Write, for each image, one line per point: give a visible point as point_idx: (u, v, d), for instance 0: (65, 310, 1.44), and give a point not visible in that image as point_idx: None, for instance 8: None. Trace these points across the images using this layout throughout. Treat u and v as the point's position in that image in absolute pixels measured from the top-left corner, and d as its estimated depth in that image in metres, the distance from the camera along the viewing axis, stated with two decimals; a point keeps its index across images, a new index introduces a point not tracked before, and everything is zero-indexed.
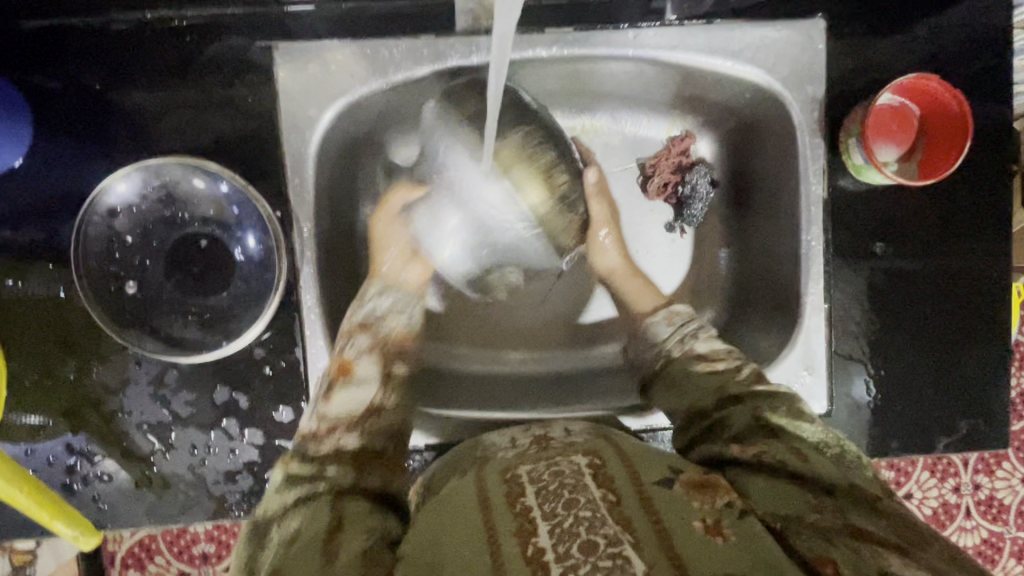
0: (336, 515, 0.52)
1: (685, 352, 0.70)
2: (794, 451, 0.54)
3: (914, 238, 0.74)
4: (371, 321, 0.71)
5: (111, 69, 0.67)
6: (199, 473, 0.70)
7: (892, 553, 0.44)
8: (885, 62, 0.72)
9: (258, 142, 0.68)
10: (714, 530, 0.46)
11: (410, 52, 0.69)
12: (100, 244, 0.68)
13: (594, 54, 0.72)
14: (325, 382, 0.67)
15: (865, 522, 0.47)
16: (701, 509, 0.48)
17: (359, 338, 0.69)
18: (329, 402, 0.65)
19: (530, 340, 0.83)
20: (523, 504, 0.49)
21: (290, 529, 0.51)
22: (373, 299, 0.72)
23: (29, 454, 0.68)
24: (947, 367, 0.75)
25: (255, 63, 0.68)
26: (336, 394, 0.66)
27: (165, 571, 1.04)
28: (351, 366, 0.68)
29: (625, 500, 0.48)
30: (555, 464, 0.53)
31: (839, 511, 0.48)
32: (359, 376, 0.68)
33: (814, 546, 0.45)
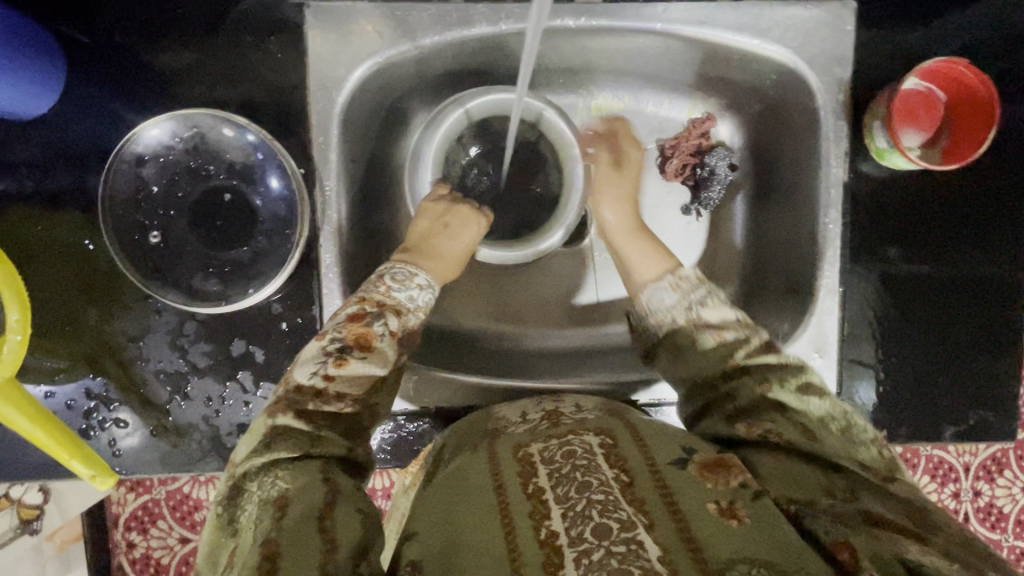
0: (331, 485, 0.49)
1: (692, 319, 0.66)
2: (801, 429, 0.54)
3: (932, 227, 0.74)
4: (403, 307, 0.63)
5: (145, 21, 0.68)
6: (213, 424, 0.71)
7: (910, 539, 0.43)
8: (914, 48, 0.72)
9: (285, 100, 0.69)
10: (728, 513, 0.46)
11: (439, 17, 0.69)
12: (128, 191, 0.69)
13: (622, 27, 0.72)
14: (338, 344, 0.59)
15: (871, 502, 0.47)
16: (714, 491, 0.48)
17: (391, 320, 0.62)
18: (341, 369, 0.58)
19: (541, 316, 0.85)
20: (535, 485, 0.50)
21: (278, 493, 0.48)
22: (417, 289, 0.65)
23: (49, 396, 0.69)
24: (959, 358, 0.75)
25: (285, 21, 0.68)
26: (349, 362, 0.58)
27: (168, 535, 1.06)
28: (372, 339, 0.60)
29: (639, 480, 0.48)
30: (567, 445, 0.54)
31: (851, 494, 0.48)
32: (379, 353, 0.60)
33: (830, 530, 0.45)
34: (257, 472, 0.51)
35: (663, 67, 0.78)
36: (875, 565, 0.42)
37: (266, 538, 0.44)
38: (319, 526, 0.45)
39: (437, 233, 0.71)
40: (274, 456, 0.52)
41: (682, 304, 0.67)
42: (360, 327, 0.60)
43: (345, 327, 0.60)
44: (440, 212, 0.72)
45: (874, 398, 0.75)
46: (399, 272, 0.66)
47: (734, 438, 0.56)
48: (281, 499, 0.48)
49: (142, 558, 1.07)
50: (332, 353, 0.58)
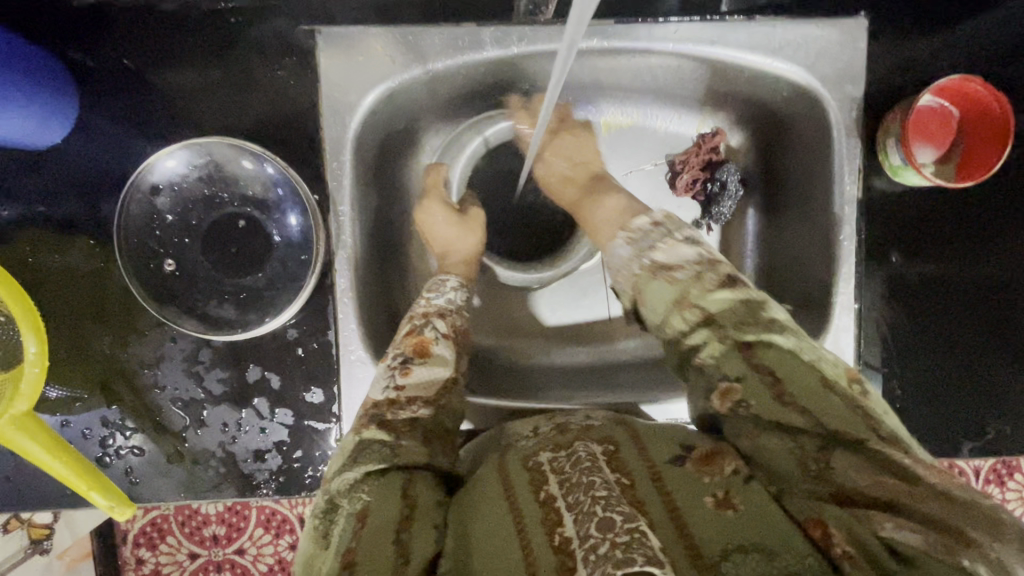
0: (409, 501, 0.50)
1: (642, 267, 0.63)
2: (777, 391, 0.51)
3: (947, 240, 0.74)
4: (445, 308, 0.66)
5: (157, 48, 0.68)
6: (229, 451, 0.71)
7: (884, 514, 0.42)
8: (925, 63, 0.72)
9: (298, 126, 0.69)
10: (724, 502, 0.47)
11: (451, 41, 0.69)
12: (141, 221, 0.68)
13: (633, 47, 0.72)
14: (399, 359, 0.62)
15: (849, 470, 0.45)
16: (711, 484, 0.48)
17: (437, 321, 0.65)
18: (408, 377, 0.60)
19: (568, 332, 0.85)
20: (546, 494, 0.50)
21: (362, 506, 0.49)
22: (451, 292, 0.68)
23: (65, 426, 0.69)
24: (975, 371, 0.75)
25: (298, 47, 0.68)
26: (414, 370, 0.61)
27: (177, 551, 1.06)
28: (428, 346, 0.63)
29: (640, 482, 0.49)
30: (574, 453, 0.54)
31: (823, 452, 0.47)
32: (437, 355, 0.62)
33: (807, 509, 0.45)
34: (347, 489, 0.52)
35: (673, 84, 0.78)
36: (850, 544, 0.42)
37: (347, 548, 0.46)
38: (396, 539, 0.47)
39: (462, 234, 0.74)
40: (361, 468, 0.52)
41: (635, 255, 0.64)
42: (412, 340, 0.63)
43: (404, 342, 0.63)
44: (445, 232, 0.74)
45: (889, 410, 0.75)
46: (432, 283, 0.70)
47: (714, 414, 0.54)
48: (363, 511, 0.49)
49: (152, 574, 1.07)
50: (396, 366, 0.61)
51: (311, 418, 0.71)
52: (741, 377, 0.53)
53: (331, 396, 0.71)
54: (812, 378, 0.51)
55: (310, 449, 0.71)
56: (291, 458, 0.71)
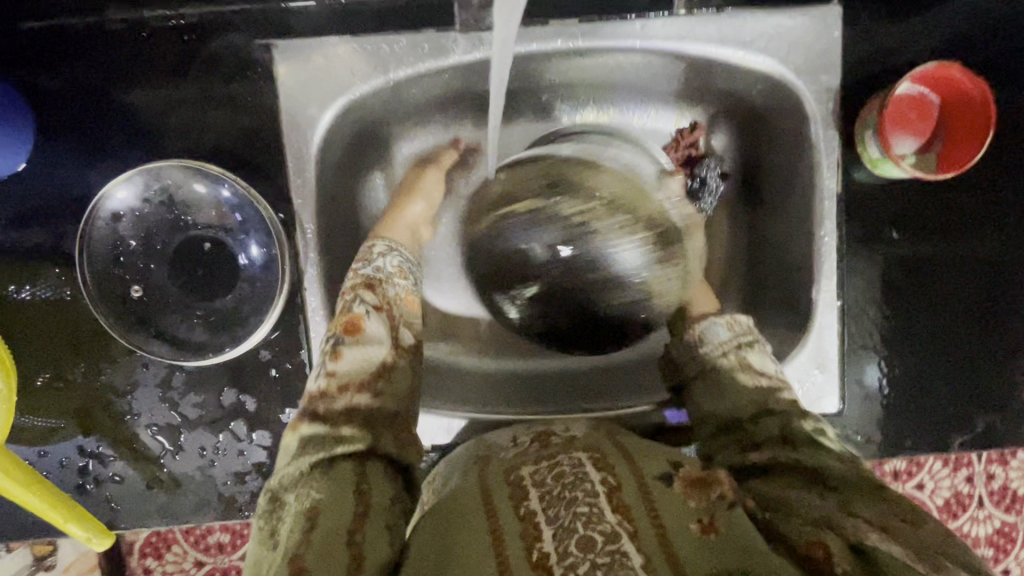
0: (363, 501, 0.50)
1: (737, 359, 0.66)
2: (803, 450, 0.55)
3: (931, 231, 0.72)
4: (374, 278, 0.65)
5: (111, 70, 0.66)
6: (209, 474, 0.70)
7: (874, 531, 0.45)
8: (905, 48, 0.69)
9: (258, 143, 0.68)
10: (708, 528, 0.46)
11: (411, 48, 0.67)
12: (104, 247, 0.67)
13: (600, 47, 0.70)
14: (330, 341, 0.61)
15: (859, 509, 0.47)
16: (697, 509, 0.48)
17: (366, 296, 0.64)
18: (339, 360, 0.59)
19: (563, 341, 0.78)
20: (527, 507, 0.48)
21: (311, 504, 0.49)
22: (383, 258, 0.67)
23: (42, 456, 0.69)
24: (963, 364, 0.73)
25: (254, 62, 0.67)
26: (344, 352, 0.60)
27: (183, 559, 1.04)
28: (359, 323, 0.62)
29: (625, 490, 0.48)
30: (556, 463, 0.53)
31: (841, 498, 0.49)
32: (369, 334, 0.62)
33: (805, 533, 0.46)
34: (293, 484, 0.51)
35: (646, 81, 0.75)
36: (847, 562, 0.43)
37: (293, 554, 0.45)
38: (347, 542, 0.46)
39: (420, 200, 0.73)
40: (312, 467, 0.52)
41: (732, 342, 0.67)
42: (340, 323, 0.61)
43: (334, 320, 0.62)
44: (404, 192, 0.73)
45: (877, 408, 0.73)
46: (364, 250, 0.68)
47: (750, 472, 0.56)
48: (313, 509, 0.48)
49: None
50: (327, 349, 0.60)
51: None
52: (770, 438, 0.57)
53: None
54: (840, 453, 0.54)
55: None
56: (271, 479, 0.71)
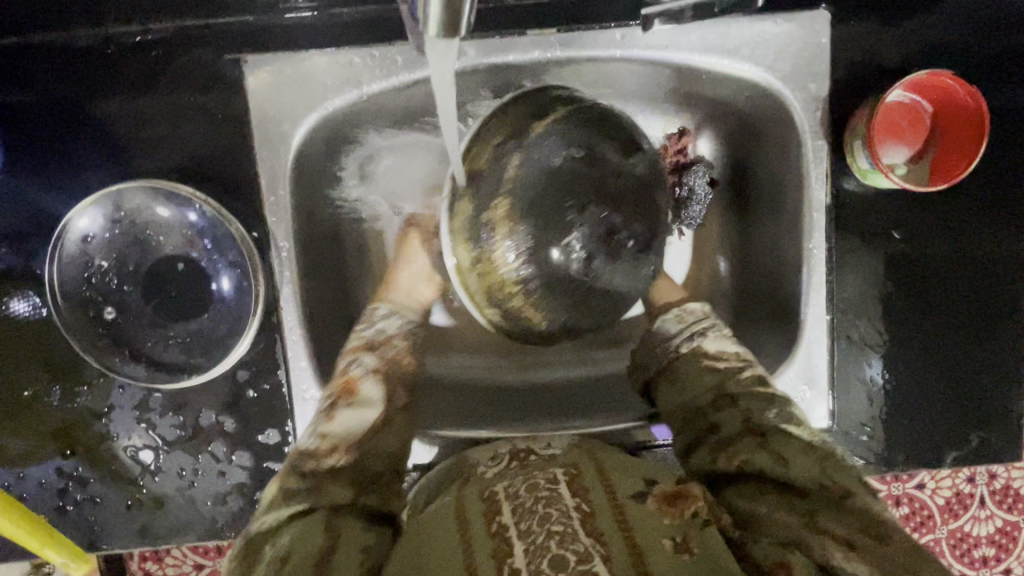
0: (332, 534, 0.48)
1: (693, 348, 0.67)
2: (773, 455, 0.53)
3: (924, 242, 0.70)
4: (375, 342, 0.67)
5: (80, 86, 0.65)
6: (189, 495, 0.69)
7: (838, 548, 0.45)
8: (896, 53, 0.67)
9: (230, 160, 0.66)
10: (681, 546, 0.46)
11: (384, 61, 0.65)
12: (75, 268, 0.66)
13: (580, 57, 0.67)
14: (328, 403, 0.61)
15: (829, 525, 0.47)
16: (671, 525, 0.48)
17: (364, 358, 0.65)
18: (331, 422, 0.59)
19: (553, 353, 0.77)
20: (499, 523, 0.49)
21: (283, 548, 0.47)
22: (384, 322, 0.68)
23: (20, 479, 0.68)
24: (957, 377, 0.71)
25: (223, 77, 0.65)
26: (337, 413, 0.60)
27: (183, 563, 0.98)
28: (355, 385, 0.62)
29: (599, 513, 0.49)
30: (532, 478, 0.54)
31: (808, 512, 0.48)
32: (362, 395, 0.62)
33: (768, 553, 0.46)
34: (266, 534, 0.49)
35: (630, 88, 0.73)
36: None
37: None
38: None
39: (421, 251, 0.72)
40: (285, 512, 0.51)
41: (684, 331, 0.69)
42: (340, 381, 0.63)
43: (335, 382, 0.63)
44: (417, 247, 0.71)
45: (871, 422, 0.71)
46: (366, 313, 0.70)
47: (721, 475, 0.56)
48: (284, 552, 0.46)
49: None
50: (323, 408, 0.61)
51: (270, 459, 0.69)
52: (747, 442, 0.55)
53: (288, 436, 0.69)
54: (814, 456, 0.53)
55: None
56: (252, 500, 0.69)
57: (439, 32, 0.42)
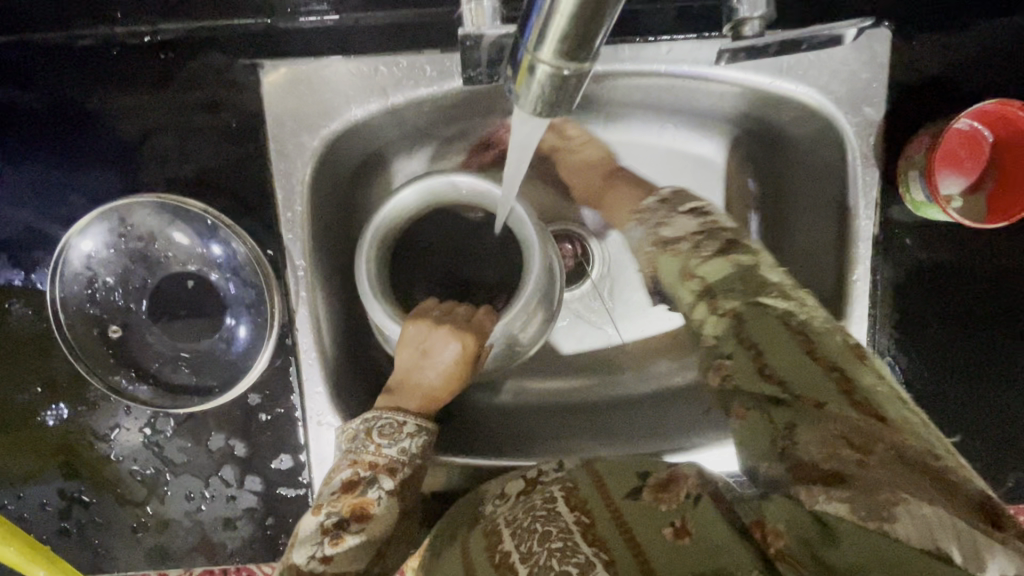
0: None
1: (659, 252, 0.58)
2: (755, 357, 0.44)
3: (972, 274, 0.67)
4: (397, 461, 0.54)
5: (85, 89, 0.60)
6: (197, 519, 0.66)
7: (817, 482, 0.38)
8: (956, 77, 0.63)
9: (244, 172, 0.62)
10: (680, 531, 0.43)
11: (411, 70, 0.61)
12: (80, 284, 0.63)
13: (620, 70, 0.63)
14: (332, 520, 0.50)
15: (805, 447, 0.39)
16: (666, 513, 0.44)
17: (383, 479, 0.52)
18: (336, 548, 0.49)
19: (579, 365, 0.75)
20: (501, 551, 0.46)
21: None
22: (409, 439, 0.55)
23: (21, 500, 0.65)
24: (1001, 414, 0.68)
25: (238, 84, 0.61)
26: (345, 540, 0.49)
27: None
28: (370, 507, 0.51)
29: (599, 521, 0.45)
30: (530, 501, 0.50)
31: (789, 426, 0.41)
32: (375, 526, 0.50)
33: (751, 510, 0.41)
34: None
35: (669, 102, 0.68)
36: (785, 536, 0.38)
37: None
38: None
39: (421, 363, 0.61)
40: None
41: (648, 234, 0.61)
42: (350, 497, 0.51)
43: (340, 498, 0.51)
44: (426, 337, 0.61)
45: None
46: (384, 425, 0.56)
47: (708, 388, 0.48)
48: None
49: None
50: (328, 530, 0.50)
51: (282, 485, 0.66)
52: (724, 345, 0.47)
53: (301, 461, 0.66)
54: (791, 344, 0.44)
55: (282, 516, 0.66)
56: (263, 526, 0.66)
57: (542, 111, 0.36)
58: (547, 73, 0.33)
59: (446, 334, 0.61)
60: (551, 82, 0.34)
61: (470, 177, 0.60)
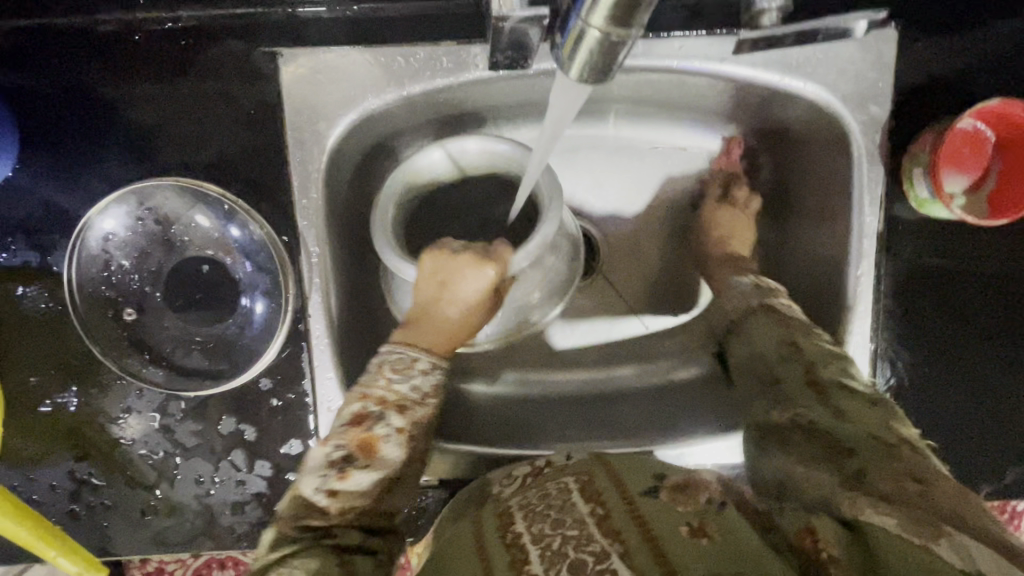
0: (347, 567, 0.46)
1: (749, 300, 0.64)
2: (832, 410, 0.51)
3: (973, 271, 0.68)
4: (408, 399, 0.54)
5: (107, 74, 0.61)
6: (205, 503, 0.66)
7: (867, 500, 0.43)
8: (960, 79, 0.64)
9: (261, 160, 0.63)
10: (698, 531, 0.44)
11: (429, 61, 0.62)
12: (95, 266, 0.64)
13: (632, 65, 0.64)
14: (339, 452, 0.51)
15: (875, 482, 0.44)
16: (685, 513, 0.46)
17: (392, 415, 0.53)
18: (345, 480, 0.50)
19: (585, 357, 0.77)
20: (513, 531, 0.47)
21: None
22: (420, 378, 0.55)
23: (31, 481, 0.66)
24: (999, 411, 0.69)
25: (257, 72, 0.61)
26: (352, 472, 0.50)
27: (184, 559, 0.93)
28: (376, 443, 0.52)
29: (614, 512, 0.46)
30: (544, 489, 0.52)
31: (860, 468, 0.45)
32: (381, 459, 0.52)
33: (796, 521, 0.44)
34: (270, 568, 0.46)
35: (679, 100, 0.70)
36: (836, 546, 0.40)
37: None
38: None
39: (438, 296, 0.57)
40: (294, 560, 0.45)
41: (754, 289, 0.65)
42: (356, 433, 0.51)
43: (348, 431, 0.52)
44: (442, 265, 0.56)
45: None
46: (401, 358, 0.55)
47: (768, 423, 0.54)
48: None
49: (156, 571, 0.93)
50: (336, 463, 0.51)
51: (291, 470, 0.66)
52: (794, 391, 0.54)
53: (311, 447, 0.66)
54: (873, 417, 0.50)
55: None
56: (271, 511, 0.67)
57: (588, 77, 0.39)
58: (597, 37, 0.36)
59: (469, 262, 0.56)
60: (600, 47, 0.36)
61: (480, 139, 0.61)
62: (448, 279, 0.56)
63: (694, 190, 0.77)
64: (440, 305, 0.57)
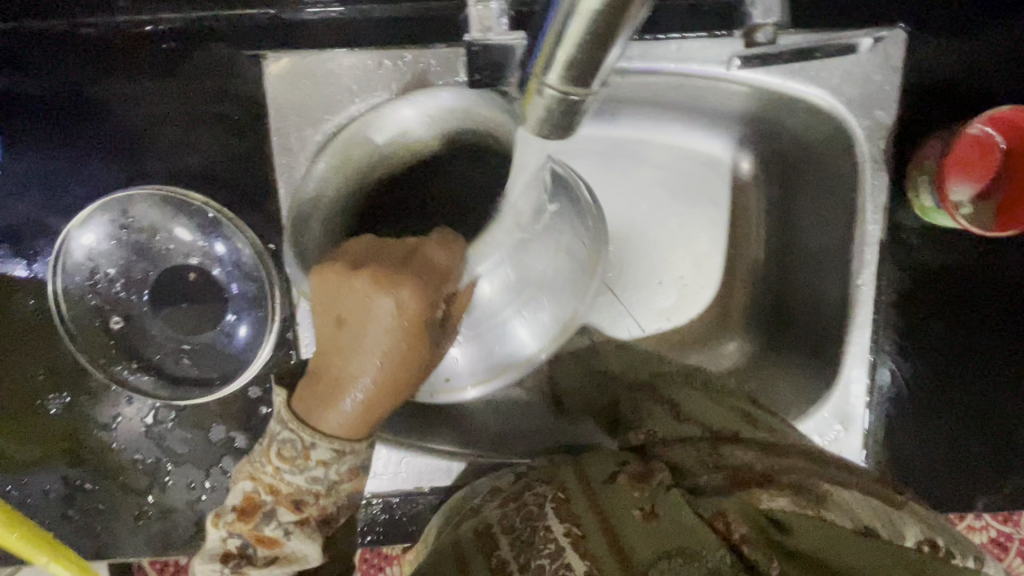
0: None
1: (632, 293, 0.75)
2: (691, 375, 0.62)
3: (977, 281, 0.66)
4: (303, 491, 0.46)
5: (86, 78, 0.60)
6: (197, 508, 0.67)
7: (769, 487, 0.43)
8: (969, 83, 0.62)
9: (247, 166, 0.61)
10: (650, 515, 0.42)
11: (416, 64, 0.60)
12: (81, 273, 0.63)
13: (629, 67, 0.61)
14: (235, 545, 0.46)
15: (742, 458, 0.46)
16: (639, 497, 0.44)
17: (286, 508, 0.46)
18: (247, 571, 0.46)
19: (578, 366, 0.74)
20: (496, 554, 0.43)
21: None
22: (317, 467, 0.45)
23: (24, 487, 0.66)
24: (998, 423, 0.68)
25: (242, 75, 0.60)
26: (251, 567, 0.45)
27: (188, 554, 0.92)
28: (274, 538, 0.45)
29: (574, 499, 0.45)
30: (523, 502, 0.47)
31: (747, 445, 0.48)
32: (287, 550, 0.46)
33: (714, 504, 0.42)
34: None
35: (678, 102, 0.67)
36: (747, 525, 0.39)
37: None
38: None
39: (338, 344, 0.46)
40: None
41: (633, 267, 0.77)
42: (247, 525, 0.45)
43: (238, 525, 0.46)
44: (336, 298, 0.47)
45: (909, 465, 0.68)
46: (291, 441, 0.45)
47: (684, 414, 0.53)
48: None
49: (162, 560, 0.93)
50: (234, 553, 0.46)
51: None
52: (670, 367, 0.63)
53: None
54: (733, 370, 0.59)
55: None
56: None
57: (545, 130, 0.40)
58: (552, 96, 0.36)
59: (362, 289, 0.46)
60: (556, 105, 0.37)
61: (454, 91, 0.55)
62: (345, 316, 0.46)
63: (696, 191, 0.73)
64: (342, 359, 0.46)
